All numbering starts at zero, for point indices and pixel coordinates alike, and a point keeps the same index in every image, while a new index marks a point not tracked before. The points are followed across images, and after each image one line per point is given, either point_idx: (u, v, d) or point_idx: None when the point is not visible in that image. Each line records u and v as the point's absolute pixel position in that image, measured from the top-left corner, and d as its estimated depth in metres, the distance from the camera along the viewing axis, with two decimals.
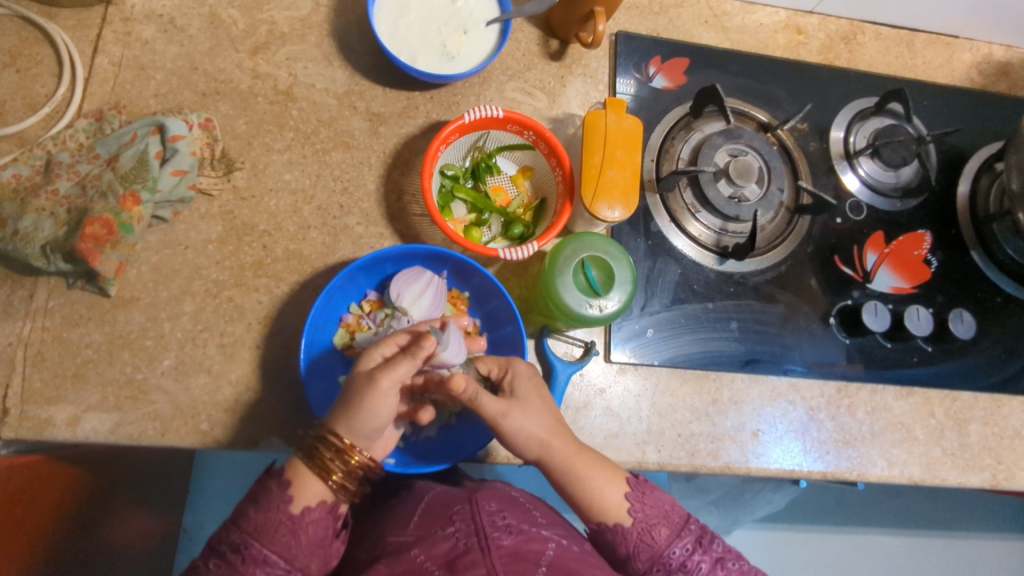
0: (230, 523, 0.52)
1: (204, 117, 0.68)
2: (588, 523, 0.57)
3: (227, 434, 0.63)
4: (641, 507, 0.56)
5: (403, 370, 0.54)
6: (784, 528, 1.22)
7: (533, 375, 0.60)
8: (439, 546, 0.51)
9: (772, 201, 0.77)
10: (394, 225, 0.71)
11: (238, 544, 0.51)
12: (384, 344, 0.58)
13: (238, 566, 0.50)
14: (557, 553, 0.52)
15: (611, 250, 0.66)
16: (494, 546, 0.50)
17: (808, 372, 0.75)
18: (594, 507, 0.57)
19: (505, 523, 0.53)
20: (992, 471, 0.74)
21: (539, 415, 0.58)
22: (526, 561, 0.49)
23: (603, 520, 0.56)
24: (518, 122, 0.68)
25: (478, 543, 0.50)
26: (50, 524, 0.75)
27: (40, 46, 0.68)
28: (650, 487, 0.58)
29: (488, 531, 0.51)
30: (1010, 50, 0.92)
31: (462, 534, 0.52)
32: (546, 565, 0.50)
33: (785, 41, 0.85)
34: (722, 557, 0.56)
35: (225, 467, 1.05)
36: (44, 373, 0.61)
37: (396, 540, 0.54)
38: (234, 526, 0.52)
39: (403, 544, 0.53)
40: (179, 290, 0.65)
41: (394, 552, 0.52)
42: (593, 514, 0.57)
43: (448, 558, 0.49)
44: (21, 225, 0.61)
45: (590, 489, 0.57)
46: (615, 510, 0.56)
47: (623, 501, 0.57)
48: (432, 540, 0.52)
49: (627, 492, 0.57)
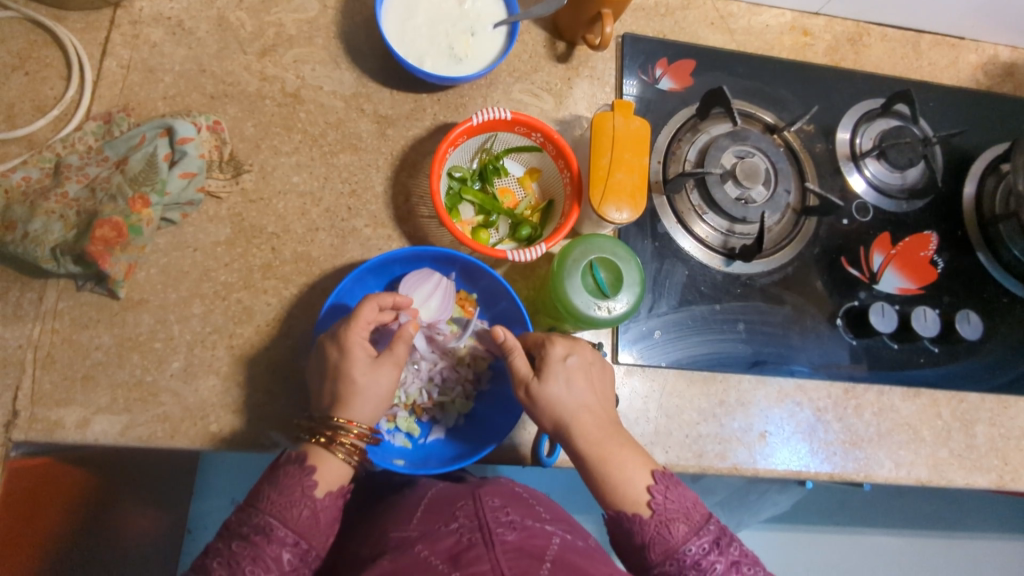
0: (249, 507, 0.52)
1: (213, 119, 0.68)
2: (607, 510, 0.57)
3: (235, 436, 0.63)
4: (661, 501, 0.56)
5: (401, 349, 0.59)
6: (789, 530, 1.22)
7: (593, 361, 0.62)
8: (443, 541, 0.51)
9: (779, 202, 0.77)
10: (402, 227, 0.71)
11: (262, 526, 0.50)
12: (360, 327, 0.57)
13: (264, 547, 0.50)
14: (560, 548, 0.52)
15: (620, 252, 0.66)
16: (498, 541, 0.50)
17: (814, 373, 0.75)
18: (613, 492, 0.57)
19: (508, 519, 0.53)
20: (999, 472, 0.75)
21: (574, 389, 0.59)
22: (530, 556, 0.49)
23: (621, 507, 0.56)
24: (525, 124, 0.68)
25: (482, 539, 0.50)
26: (60, 526, 0.75)
27: (49, 49, 0.68)
28: (675, 482, 0.58)
29: (491, 527, 0.51)
30: (1015, 51, 0.92)
31: (465, 530, 0.52)
32: (550, 561, 0.49)
33: (791, 42, 0.86)
34: (737, 560, 0.55)
35: (230, 466, 1.06)
36: (54, 376, 0.61)
37: (399, 535, 0.54)
38: (255, 510, 0.51)
39: (406, 539, 0.53)
40: (188, 293, 0.65)
41: (397, 547, 0.52)
42: (610, 500, 0.57)
43: (452, 553, 0.49)
44: (30, 227, 0.61)
45: (613, 475, 0.57)
46: (636, 498, 0.56)
47: (643, 492, 0.56)
48: (435, 536, 0.52)
49: (650, 484, 0.57)
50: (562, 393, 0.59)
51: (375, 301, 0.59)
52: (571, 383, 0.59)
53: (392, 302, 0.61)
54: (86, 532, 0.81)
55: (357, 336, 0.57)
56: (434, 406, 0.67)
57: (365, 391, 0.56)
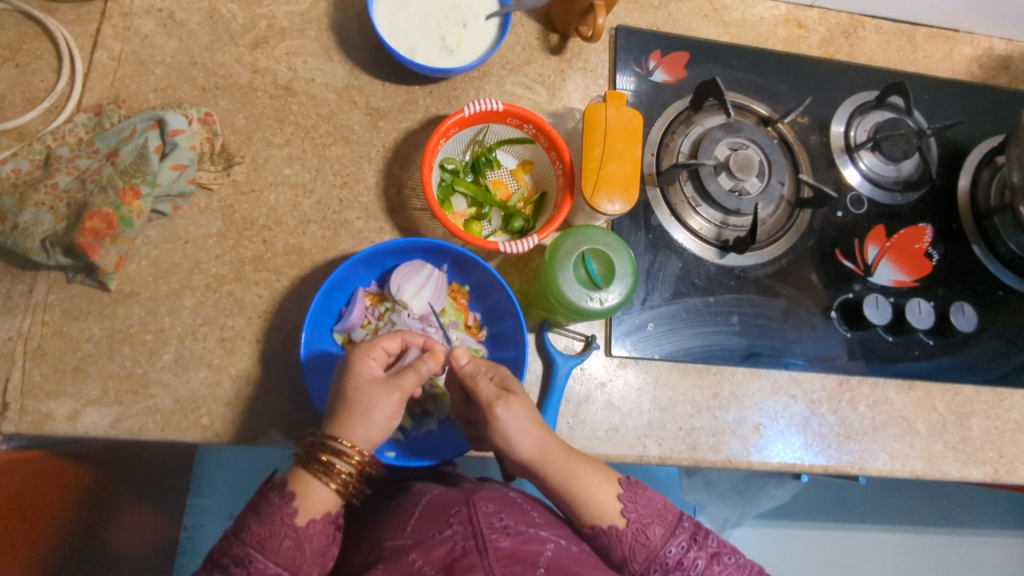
0: (231, 536, 0.50)
1: (204, 111, 0.68)
2: (583, 527, 0.56)
3: (226, 428, 0.62)
4: (633, 508, 0.56)
5: (412, 382, 0.57)
6: (785, 525, 1.22)
7: None
8: (436, 549, 0.50)
9: (772, 194, 0.77)
10: (394, 219, 0.71)
11: (242, 557, 0.49)
12: (373, 348, 0.58)
13: None
14: (556, 555, 0.51)
15: (611, 243, 0.66)
16: (491, 548, 0.49)
17: (809, 365, 0.74)
18: (586, 506, 0.56)
19: (502, 524, 0.52)
20: (994, 465, 0.74)
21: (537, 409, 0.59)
22: (524, 562, 0.49)
23: (596, 523, 0.56)
24: (518, 115, 0.67)
25: (475, 546, 0.50)
26: (56, 519, 0.75)
27: (39, 41, 0.68)
28: (642, 487, 0.58)
29: (485, 533, 0.51)
30: (1010, 44, 0.92)
31: (460, 537, 0.51)
32: (543, 567, 0.49)
33: (785, 35, 0.85)
34: (717, 551, 0.56)
35: (227, 461, 1.07)
36: (44, 368, 0.60)
37: (393, 544, 0.53)
38: (237, 540, 0.50)
39: (400, 548, 0.52)
40: (179, 285, 0.65)
41: (392, 556, 0.51)
42: (585, 517, 0.56)
43: (446, 562, 0.49)
44: (20, 219, 0.61)
45: (581, 487, 0.56)
46: (608, 508, 0.56)
47: (613, 501, 0.56)
48: (428, 544, 0.51)
49: (619, 492, 0.56)
50: (518, 425, 0.57)
51: (403, 338, 0.60)
52: (522, 412, 0.57)
53: (421, 342, 0.61)
54: (82, 529, 0.81)
55: (370, 360, 0.57)
56: (427, 397, 0.68)
57: (371, 416, 0.54)
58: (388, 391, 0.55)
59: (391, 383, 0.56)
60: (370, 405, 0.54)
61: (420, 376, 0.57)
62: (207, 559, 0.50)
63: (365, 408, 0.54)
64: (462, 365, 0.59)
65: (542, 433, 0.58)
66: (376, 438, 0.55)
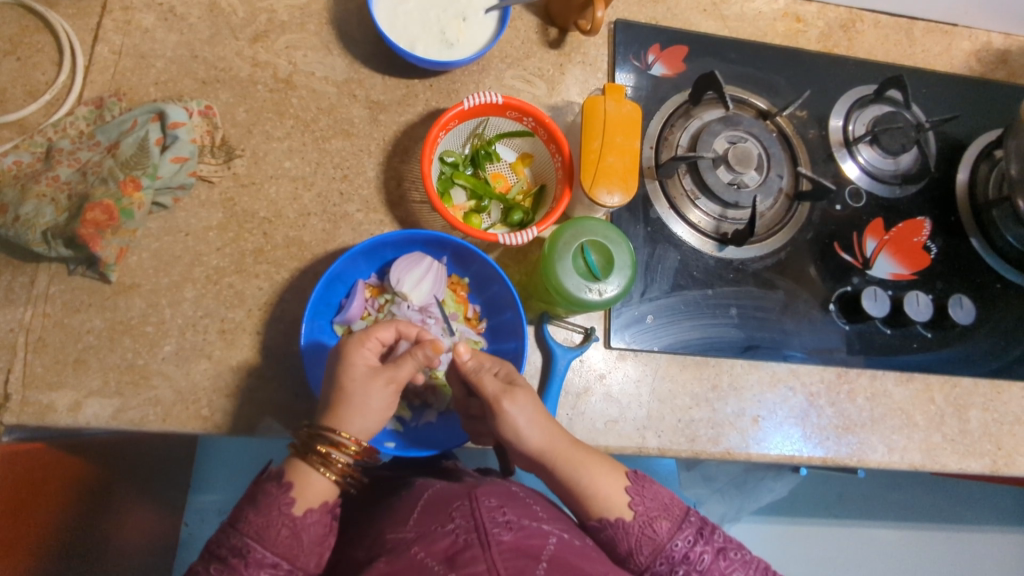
0: (228, 527, 0.51)
1: (204, 105, 0.68)
2: (589, 520, 0.57)
3: (227, 420, 0.63)
4: (640, 501, 0.56)
5: (408, 372, 0.57)
6: (784, 521, 1.22)
7: None
8: (438, 542, 0.50)
9: (771, 187, 0.77)
10: (394, 212, 0.71)
11: (239, 548, 0.49)
12: (367, 339, 0.58)
13: (242, 571, 0.48)
14: (557, 548, 0.51)
15: (611, 237, 0.66)
16: (493, 542, 0.49)
17: (808, 358, 0.75)
18: (592, 499, 0.56)
19: (505, 519, 0.52)
20: (992, 457, 0.74)
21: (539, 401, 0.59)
22: (526, 556, 0.49)
23: (603, 515, 0.56)
24: (517, 108, 0.68)
25: (477, 539, 0.50)
26: (57, 514, 0.75)
27: (40, 34, 0.68)
28: (649, 480, 0.58)
29: (487, 527, 0.51)
30: (1008, 38, 0.92)
31: (462, 530, 0.51)
32: (546, 561, 0.49)
33: (784, 29, 0.86)
34: (723, 547, 0.56)
35: (228, 457, 1.08)
36: (45, 359, 0.61)
37: (393, 537, 0.53)
38: (234, 530, 0.50)
39: (402, 541, 0.52)
40: (179, 277, 0.65)
41: (393, 550, 0.51)
42: (591, 510, 0.56)
43: (447, 554, 0.49)
44: (21, 211, 0.61)
45: (587, 480, 0.56)
46: (616, 501, 0.56)
47: (621, 494, 0.56)
48: (431, 537, 0.51)
49: (627, 485, 0.57)
50: (525, 418, 0.57)
51: (396, 328, 0.59)
52: (530, 405, 0.57)
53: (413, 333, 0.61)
54: (83, 523, 0.81)
55: (364, 352, 0.57)
56: (427, 389, 0.68)
57: (367, 407, 0.55)
58: (383, 383, 0.55)
59: (387, 375, 0.56)
60: (365, 398, 0.55)
61: (413, 364, 0.57)
62: (206, 551, 0.51)
63: (361, 401, 0.55)
64: (466, 361, 0.59)
65: (549, 424, 0.58)
66: (372, 428, 0.56)
